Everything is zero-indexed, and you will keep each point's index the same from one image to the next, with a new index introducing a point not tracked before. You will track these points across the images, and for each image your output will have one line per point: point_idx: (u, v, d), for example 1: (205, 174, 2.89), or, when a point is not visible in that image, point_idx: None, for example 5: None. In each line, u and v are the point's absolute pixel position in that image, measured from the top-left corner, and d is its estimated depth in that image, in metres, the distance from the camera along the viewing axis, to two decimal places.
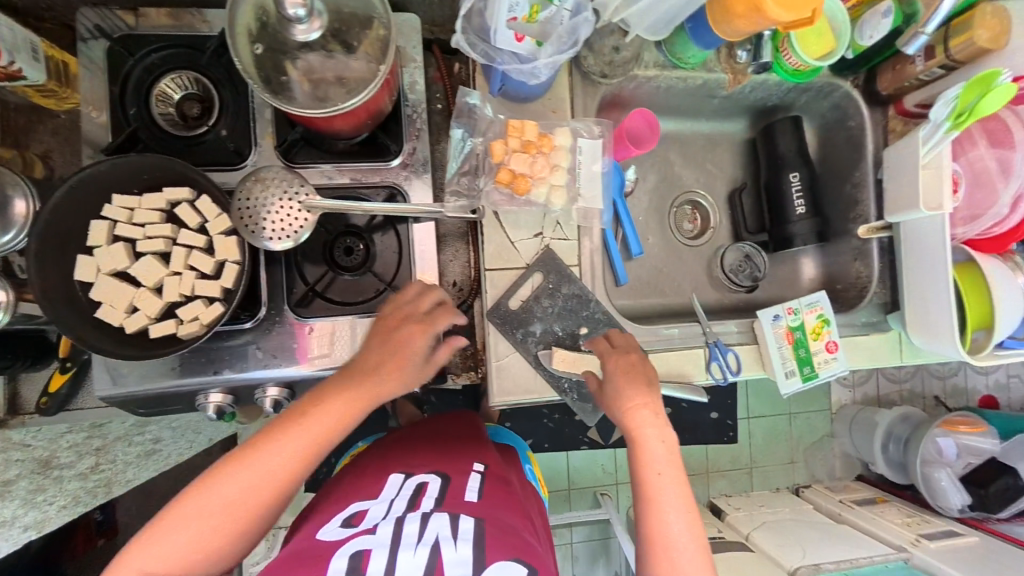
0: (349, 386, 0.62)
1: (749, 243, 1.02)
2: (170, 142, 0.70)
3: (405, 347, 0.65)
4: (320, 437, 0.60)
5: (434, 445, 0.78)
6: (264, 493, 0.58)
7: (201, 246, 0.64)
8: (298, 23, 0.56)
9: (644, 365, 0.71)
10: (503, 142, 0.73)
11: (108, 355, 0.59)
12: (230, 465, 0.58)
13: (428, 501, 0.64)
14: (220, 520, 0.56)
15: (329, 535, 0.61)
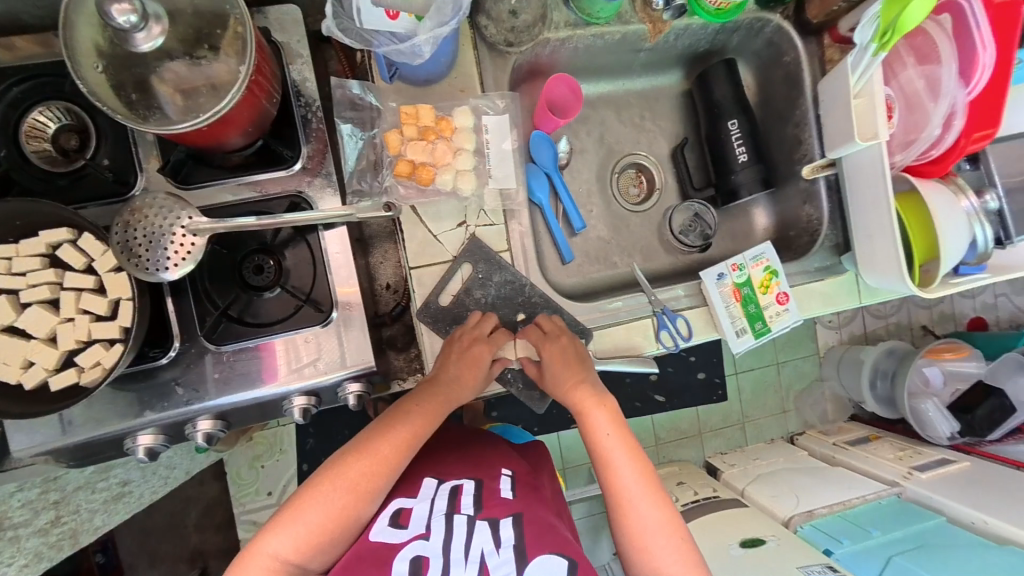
0: (431, 396, 0.69)
1: (698, 201, 0.98)
2: (51, 180, 0.66)
3: (477, 356, 0.70)
4: (411, 441, 0.66)
5: (468, 447, 0.79)
6: (355, 499, 0.62)
7: (92, 287, 0.60)
8: (135, 31, 0.53)
9: (576, 348, 0.70)
10: (397, 131, 0.70)
11: (9, 415, 0.57)
12: (330, 473, 0.63)
13: (467, 504, 0.65)
14: (321, 521, 0.61)
15: (380, 535, 0.62)
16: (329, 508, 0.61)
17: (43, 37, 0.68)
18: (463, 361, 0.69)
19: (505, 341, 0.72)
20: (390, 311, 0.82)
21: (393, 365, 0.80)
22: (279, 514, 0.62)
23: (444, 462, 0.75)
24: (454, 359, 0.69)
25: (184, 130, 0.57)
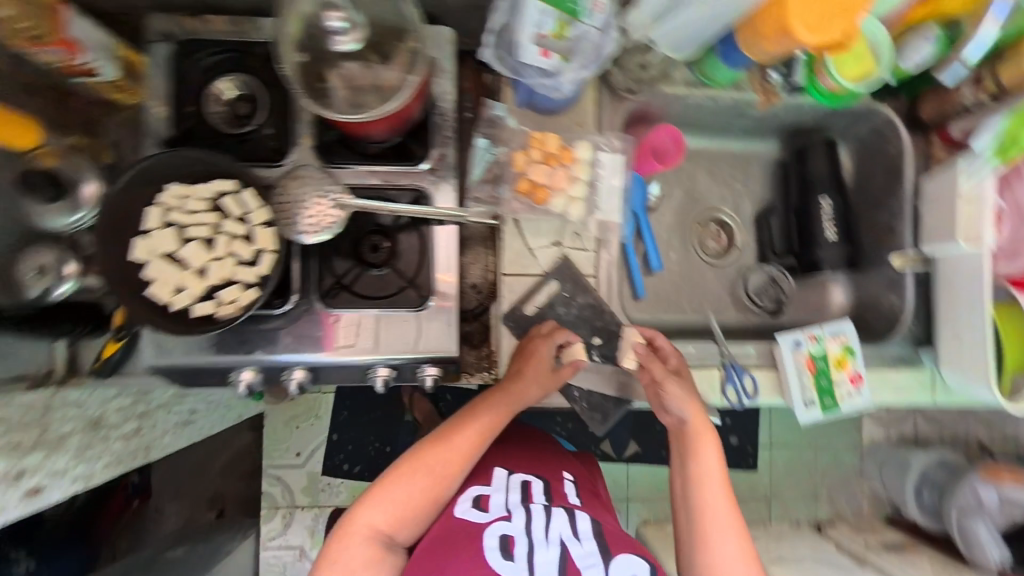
0: (499, 398, 0.76)
1: (775, 266, 0.99)
2: (222, 140, 0.77)
3: (540, 360, 0.74)
4: (479, 439, 0.75)
5: (528, 447, 0.88)
6: (435, 485, 0.73)
7: (243, 235, 0.69)
8: (337, 35, 0.65)
9: (683, 370, 0.76)
10: (525, 153, 0.78)
11: (155, 329, 0.65)
12: (411, 460, 0.73)
13: (540, 497, 0.75)
14: (409, 498, 0.72)
15: (467, 515, 0.71)
16: (416, 486, 0.72)
17: (236, 19, 0.80)
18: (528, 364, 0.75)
19: (570, 339, 0.75)
20: (472, 310, 0.87)
21: (464, 358, 0.86)
22: (369, 492, 0.72)
23: (509, 457, 0.84)
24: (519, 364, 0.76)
25: (342, 120, 0.65)
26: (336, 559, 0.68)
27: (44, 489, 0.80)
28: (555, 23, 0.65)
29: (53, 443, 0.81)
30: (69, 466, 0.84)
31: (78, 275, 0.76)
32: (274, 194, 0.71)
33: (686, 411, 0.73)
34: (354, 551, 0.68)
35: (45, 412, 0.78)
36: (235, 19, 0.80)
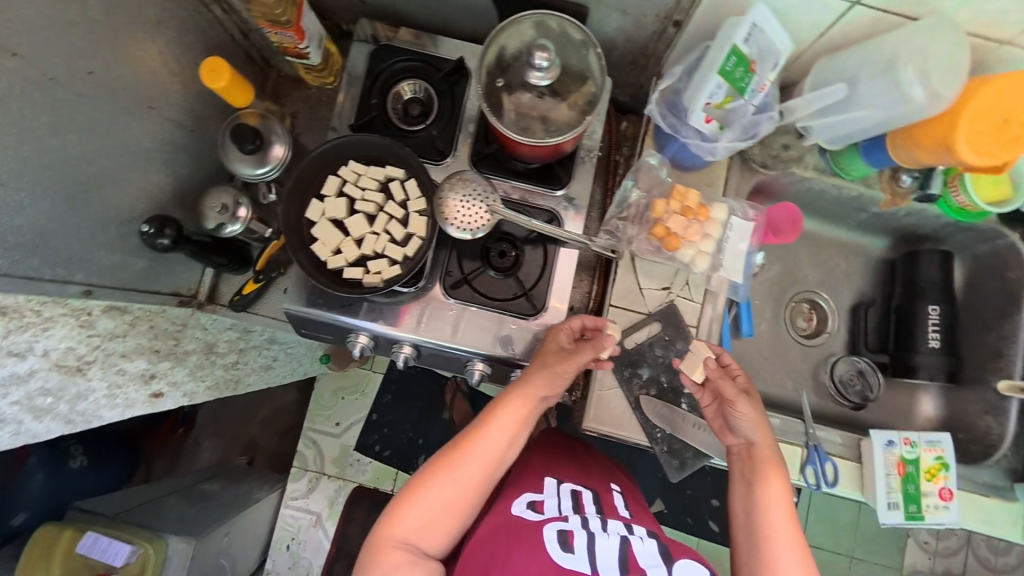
0: (520, 399, 0.75)
1: (865, 359, 1.00)
2: (393, 132, 0.88)
3: (553, 350, 0.76)
4: (502, 439, 0.75)
5: (577, 463, 0.94)
6: (464, 490, 0.73)
7: (400, 218, 0.78)
8: (537, 70, 0.68)
9: (748, 388, 0.75)
10: (665, 202, 0.76)
11: (311, 278, 0.74)
12: (435, 470, 0.74)
13: (592, 507, 0.78)
14: (446, 501, 0.72)
15: (523, 513, 0.74)
16: (450, 488, 0.73)
17: (424, 35, 0.91)
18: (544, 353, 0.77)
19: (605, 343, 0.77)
20: None
21: None
22: (396, 505, 0.72)
23: (556, 471, 0.89)
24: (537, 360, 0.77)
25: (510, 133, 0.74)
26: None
27: (164, 395, 0.90)
28: (723, 96, 0.70)
29: (180, 355, 0.91)
30: (183, 380, 0.93)
31: (247, 221, 0.84)
32: (436, 188, 0.77)
33: (757, 432, 0.72)
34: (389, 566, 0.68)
35: (183, 326, 0.90)
36: (423, 34, 0.91)
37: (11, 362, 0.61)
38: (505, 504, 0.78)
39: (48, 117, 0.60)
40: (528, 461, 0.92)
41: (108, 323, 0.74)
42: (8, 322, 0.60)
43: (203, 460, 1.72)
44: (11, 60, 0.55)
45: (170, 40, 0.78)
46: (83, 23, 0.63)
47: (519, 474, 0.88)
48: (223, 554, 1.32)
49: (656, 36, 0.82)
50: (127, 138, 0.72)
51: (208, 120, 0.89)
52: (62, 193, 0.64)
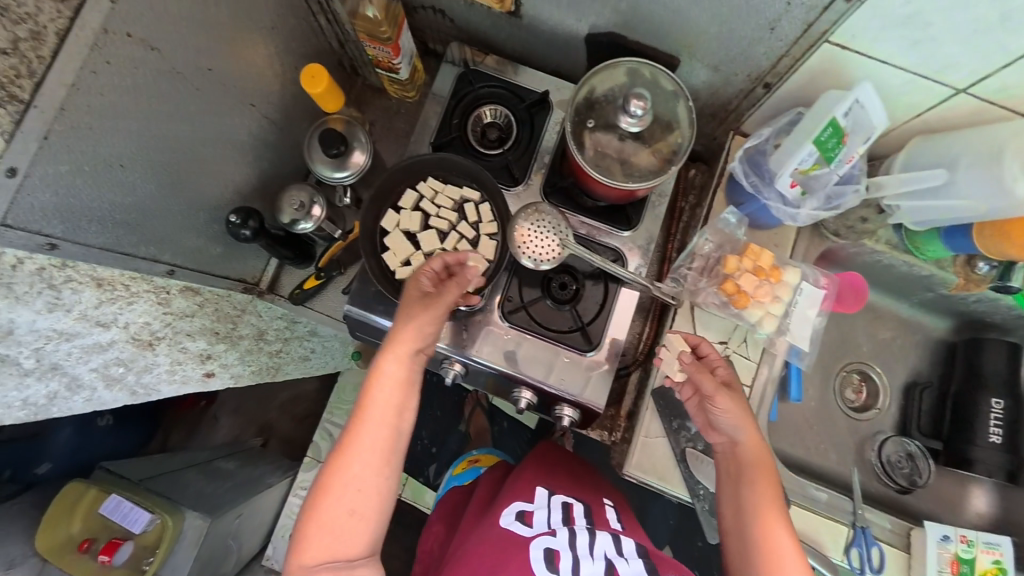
0: (398, 355, 0.69)
1: (916, 442, 0.96)
2: (469, 153, 0.89)
3: (417, 290, 0.72)
4: (389, 406, 0.68)
5: (571, 476, 0.97)
6: (368, 480, 0.65)
7: (471, 238, 0.80)
8: (630, 115, 0.69)
9: (734, 387, 0.72)
10: (738, 258, 0.76)
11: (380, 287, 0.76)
12: (328, 474, 0.66)
13: (582, 519, 0.80)
14: (355, 498, 0.65)
15: (513, 529, 0.77)
16: (356, 485, 0.65)
17: (507, 63, 0.93)
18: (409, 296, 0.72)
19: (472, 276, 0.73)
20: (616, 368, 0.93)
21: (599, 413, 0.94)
22: (301, 529, 0.64)
23: (552, 484, 0.92)
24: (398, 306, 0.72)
25: (590, 169, 0.75)
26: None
27: (214, 375, 0.93)
28: (812, 162, 0.69)
29: (234, 339, 0.93)
30: (232, 362, 0.96)
31: (319, 220, 0.86)
32: (512, 216, 0.79)
33: (739, 430, 0.69)
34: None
35: (242, 311, 0.92)
36: (505, 61, 0.93)
37: (96, 332, 0.65)
38: (496, 516, 0.82)
39: (169, 108, 0.63)
40: (523, 471, 0.95)
41: (183, 303, 0.76)
42: (103, 292, 0.62)
43: (218, 437, 1.72)
44: (150, 54, 0.58)
45: (277, 44, 0.81)
46: (211, 24, 0.66)
47: (513, 483, 0.91)
48: (232, 535, 1.31)
49: (743, 93, 0.83)
50: (226, 131, 0.75)
51: (294, 120, 0.92)
52: (169, 179, 0.67)
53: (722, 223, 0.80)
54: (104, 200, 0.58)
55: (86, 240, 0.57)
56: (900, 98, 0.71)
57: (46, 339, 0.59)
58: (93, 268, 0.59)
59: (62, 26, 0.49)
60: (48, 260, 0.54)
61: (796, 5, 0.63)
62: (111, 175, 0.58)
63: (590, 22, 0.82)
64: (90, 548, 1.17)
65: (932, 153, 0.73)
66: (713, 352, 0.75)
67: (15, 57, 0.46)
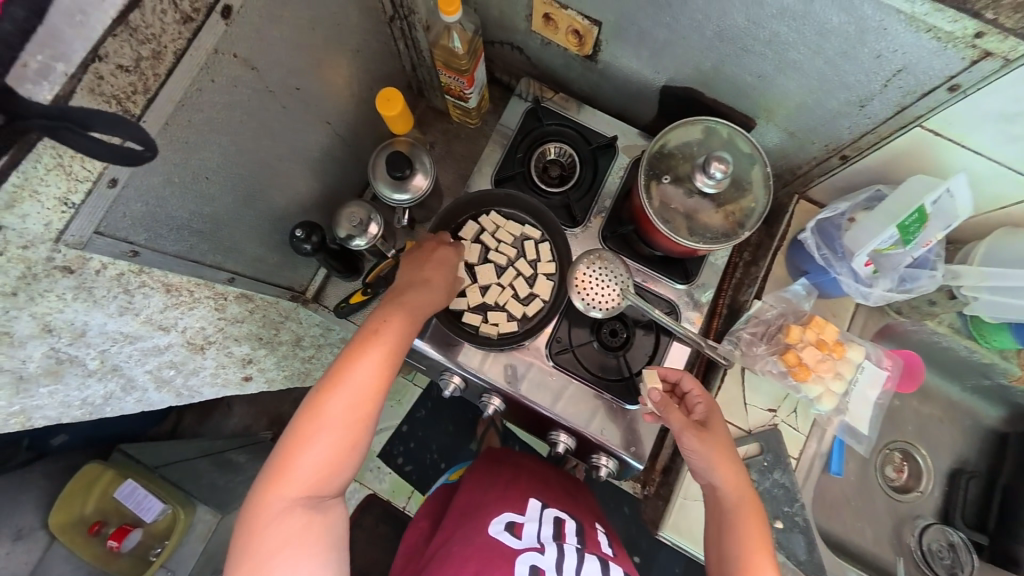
0: (404, 308, 0.70)
1: (960, 532, 0.92)
2: (530, 188, 0.89)
3: (445, 261, 0.76)
4: (392, 354, 0.67)
5: (567, 493, 0.93)
6: (358, 424, 0.64)
7: (527, 276, 0.83)
8: (707, 176, 0.68)
9: (716, 428, 0.70)
10: (801, 329, 0.75)
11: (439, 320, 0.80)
12: (316, 412, 0.63)
13: (574, 539, 0.78)
14: (335, 440, 0.63)
15: (499, 537, 0.75)
16: (337, 426, 0.63)
17: (572, 101, 0.94)
18: (429, 258, 0.76)
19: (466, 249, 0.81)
20: None
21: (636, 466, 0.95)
22: (277, 467, 0.62)
23: (547, 496, 0.89)
24: (418, 267, 0.75)
25: (654, 220, 0.74)
26: (265, 553, 0.59)
27: (251, 379, 0.93)
28: (890, 243, 0.70)
29: (275, 344, 0.93)
30: (271, 367, 0.96)
31: (375, 239, 0.86)
32: (574, 263, 0.79)
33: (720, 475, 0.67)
34: (285, 528, 0.60)
35: (286, 318, 0.92)
36: (570, 99, 0.93)
37: (157, 335, 0.64)
38: (484, 520, 0.79)
39: (254, 124, 0.64)
40: (514, 481, 0.90)
41: (236, 309, 0.76)
42: (169, 297, 0.62)
43: (229, 425, 1.54)
44: (249, 73, 0.59)
45: (357, 65, 0.82)
46: (305, 46, 0.67)
47: (503, 491, 0.86)
48: None
49: (815, 161, 0.81)
50: (299, 146, 0.76)
51: (359, 136, 0.93)
52: (243, 190, 0.68)
53: (788, 293, 0.81)
54: (185, 209, 0.58)
55: (163, 247, 0.58)
56: (982, 188, 0.70)
57: (112, 342, 0.58)
58: (165, 275, 0.59)
59: (180, 45, 0.48)
60: (127, 266, 0.53)
61: (892, 87, 0.62)
62: (195, 186, 0.58)
63: (668, 75, 0.82)
64: (100, 531, 1.17)
65: (1011, 246, 0.71)
66: (693, 387, 0.73)
67: (135, 74, 0.45)
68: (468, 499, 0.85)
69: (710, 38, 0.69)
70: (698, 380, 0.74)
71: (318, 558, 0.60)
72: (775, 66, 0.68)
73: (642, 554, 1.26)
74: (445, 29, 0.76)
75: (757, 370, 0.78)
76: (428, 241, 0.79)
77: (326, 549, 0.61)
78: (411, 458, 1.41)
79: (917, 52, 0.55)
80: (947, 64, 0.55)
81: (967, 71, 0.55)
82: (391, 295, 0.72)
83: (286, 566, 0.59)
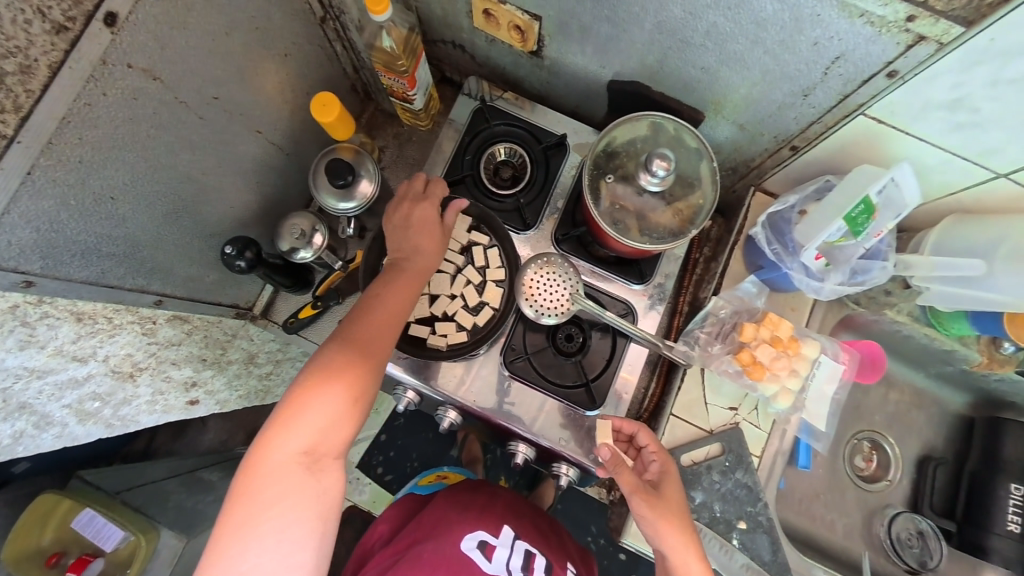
0: (408, 272, 0.70)
1: (929, 521, 0.93)
2: (480, 191, 0.86)
3: (431, 219, 0.73)
4: (398, 317, 0.67)
5: (543, 523, 0.90)
6: (363, 380, 0.62)
7: (477, 284, 0.79)
8: (652, 175, 0.65)
9: (669, 491, 0.69)
10: (755, 326, 0.73)
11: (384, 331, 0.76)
12: (322, 367, 0.61)
13: (541, 573, 0.78)
14: (341, 392, 0.61)
15: (471, 559, 0.75)
16: (346, 377, 0.61)
17: (523, 99, 0.91)
18: (421, 219, 0.73)
19: (441, 192, 0.77)
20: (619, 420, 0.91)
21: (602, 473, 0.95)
22: (279, 419, 0.59)
23: (525, 525, 0.86)
24: (411, 225, 0.73)
25: (602, 219, 0.72)
26: (257, 510, 0.56)
27: (199, 402, 0.90)
28: (839, 236, 0.68)
29: (223, 364, 0.89)
30: (221, 387, 0.93)
31: (319, 250, 0.83)
32: (523, 268, 0.77)
33: (668, 544, 0.65)
34: (283, 483, 0.57)
35: (233, 336, 0.88)
36: (524, 98, 0.90)
37: (73, 366, 0.60)
38: (457, 532, 0.78)
39: (169, 138, 0.60)
40: (493, 503, 0.88)
41: (170, 331, 0.73)
42: (82, 326, 0.58)
43: (205, 441, 1.50)
44: (152, 84, 0.55)
45: (290, 70, 0.78)
46: (223, 52, 0.63)
47: (481, 508, 0.85)
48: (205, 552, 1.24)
49: (767, 153, 0.79)
50: (228, 158, 0.72)
51: (301, 142, 0.89)
52: (164, 208, 0.64)
53: (741, 291, 0.78)
54: (91, 233, 0.54)
55: (68, 274, 0.54)
56: (930, 176, 0.68)
57: (16, 378, 0.55)
58: (73, 302, 0.55)
59: (55, 58, 0.45)
60: (22, 297, 0.50)
61: (833, 76, 0.60)
62: (98, 209, 0.54)
63: (615, 70, 0.79)
64: (58, 562, 1.12)
65: (963, 235, 0.69)
66: (648, 443, 0.73)
67: (1, 90, 0.42)
68: (442, 510, 0.83)
69: (650, 30, 0.66)
70: (655, 437, 0.73)
71: (313, 518, 0.58)
72: (718, 58, 0.66)
73: (625, 552, 1.26)
74: (377, 28, 0.73)
75: (712, 370, 0.76)
76: (418, 195, 0.75)
77: (319, 512, 0.58)
78: (390, 467, 1.38)
79: (852, 39, 0.54)
80: (883, 50, 0.53)
81: (903, 57, 0.53)
82: (394, 260, 0.71)
83: (276, 524, 0.56)
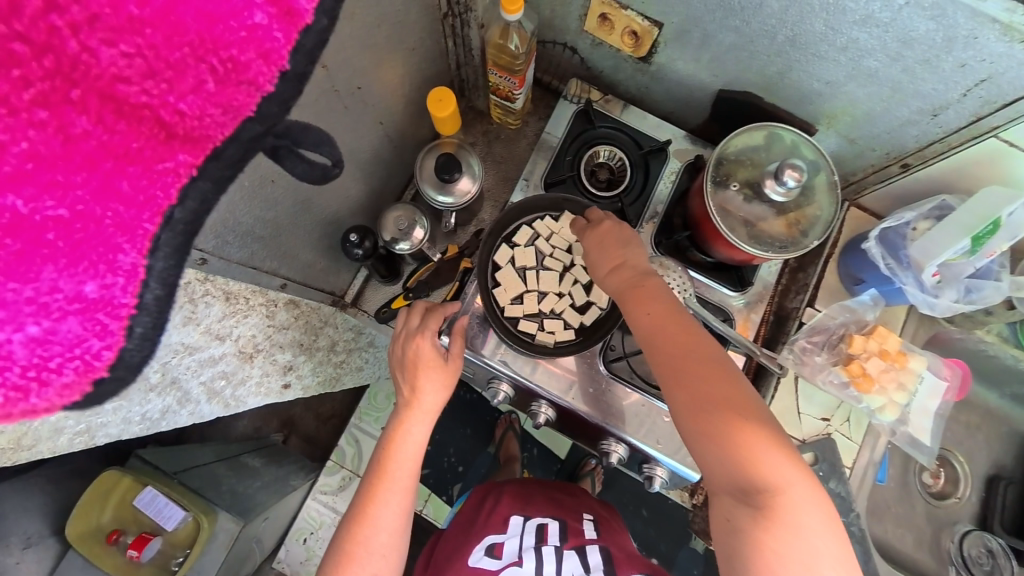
0: (415, 429, 0.71)
1: (999, 539, 0.93)
2: (582, 192, 0.88)
3: (429, 360, 0.72)
4: (413, 477, 0.70)
5: (550, 496, 0.92)
6: (394, 548, 0.69)
7: (584, 283, 0.80)
8: (779, 182, 0.67)
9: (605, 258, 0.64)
10: (863, 339, 0.75)
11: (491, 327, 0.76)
12: (356, 545, 0.67)
13: (555, 538, 0.78)
14: (376, 567, 0.67)
15: (480, 564, 0.75)
16: (378, 553, 0.67)
17: (614, 100, 0.92)
18: (422, 364, 0.72)
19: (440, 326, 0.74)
20: None
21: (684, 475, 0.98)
22: None
23: (530, 505, 0.88)
24: (413, 375, 0.72)
25: (715, 225, 0.72)
26: None
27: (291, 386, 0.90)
28: (958, 254, 0.70)
29: (313, 350, 0.88)
30: (309, 375, 0.93)
31: (418, 245, 0.84)
32: None
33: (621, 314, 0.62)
34: None
35: (325, 323, 0.89)
36: (613, 99, 0.91)
37: (213, 345, 0.61)
38: (464, 554, 0.79)
39: (320, 125, 0.61)
40: (497, 504, 0.90)
41: (285, 315, 0.74)
42: (228, 306, 0.59)
43: (238, 428, 1.51)
44: (321, 72, 0.55)
45: (411, 64, 0.80)
46: (371, 44, 0.65)
47: (486, 518, 0.87)
48: (256, 538, 1.16)
49: (873, 168, 0.81)
50: (354, 148, 0.74)
51: (405, 135, 0.90)
52: (303, 195, 0.65)
53: (854, 303, 0.78)
54: (251, 214, 0.55)
55: (228, 255, 0.55)
56: None
57: (174, 354, 0.55)
58: (226, 283, 0.56)
59: None
60: (196, 274, 0.50)
61: (972, 97, 0.61)
62: (261, 191, 0.55)
63: (728, 80, 0.81)
64: (118, 540, 1.02)
65: None
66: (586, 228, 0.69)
67: None
68: (451, 542, 0.86)
69: (782, 43, 0.67)
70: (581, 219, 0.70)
71: None
72: (847, 73, 0.67)
73: (675, 555, 1.27)
74: (504, 28, 0.73)
75: (817, 382, 0.78)
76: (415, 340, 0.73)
77: None
78: (428, 462, 1.37)
79: (1005, 64, 0.55)
80: None
81: None
82: (400, 414, 0.73)
83: None
